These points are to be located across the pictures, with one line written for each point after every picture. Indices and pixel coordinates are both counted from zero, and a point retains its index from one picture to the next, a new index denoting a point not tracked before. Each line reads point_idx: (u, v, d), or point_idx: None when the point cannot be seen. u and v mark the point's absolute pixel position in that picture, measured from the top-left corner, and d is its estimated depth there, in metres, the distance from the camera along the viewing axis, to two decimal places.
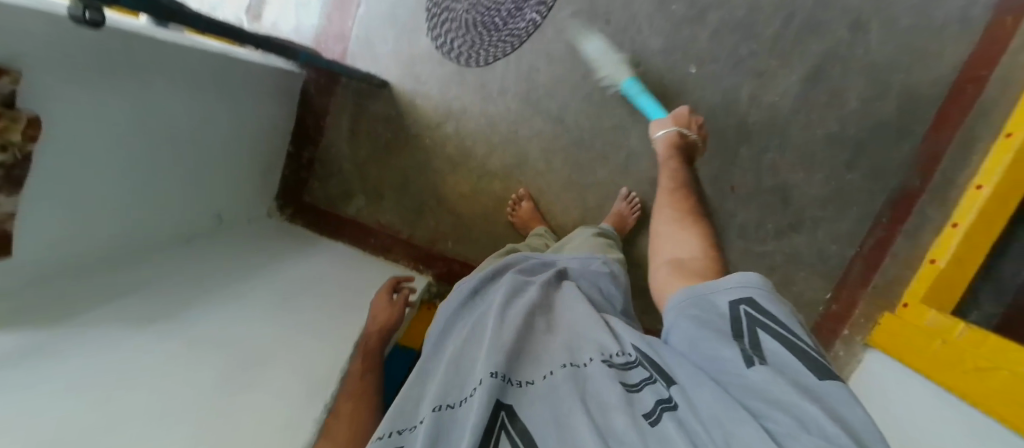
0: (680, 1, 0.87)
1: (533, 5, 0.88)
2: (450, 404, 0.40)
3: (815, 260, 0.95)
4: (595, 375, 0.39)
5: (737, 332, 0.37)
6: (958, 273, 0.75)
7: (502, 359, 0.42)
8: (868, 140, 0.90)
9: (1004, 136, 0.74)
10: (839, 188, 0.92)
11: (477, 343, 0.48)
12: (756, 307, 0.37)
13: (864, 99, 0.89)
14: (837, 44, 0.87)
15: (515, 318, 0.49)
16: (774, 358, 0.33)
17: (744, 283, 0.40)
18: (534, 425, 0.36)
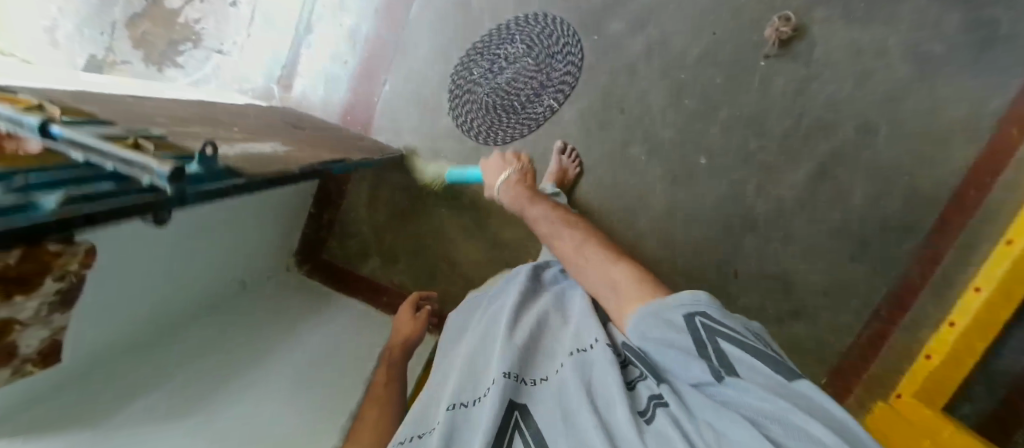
0: (693, 96, 0.89)
1: (551, 91, 0.91)
2: (466, 403, 0.48)
3: (815, 347, 0.96)
4: (596, 364, 0.46)
5: (698, 343, 0.40)
6: (952, 370, 0.78)
7: (516, 360, 0.50)
8: (872, 237, 0.91)
9: (1005, 242, 0.75)
10: (841, 280, 0.93)
11: (491, 347, 0.56)
12: (709, 317, 0.42)
13: (869, 197, 0.90)
14: (845, 144, 0.89)
15: (524, 327, 0.57)
16: (741, 364, 0.37)
17: (691, 296, 0.44)
18: (541, 421, 0.42)
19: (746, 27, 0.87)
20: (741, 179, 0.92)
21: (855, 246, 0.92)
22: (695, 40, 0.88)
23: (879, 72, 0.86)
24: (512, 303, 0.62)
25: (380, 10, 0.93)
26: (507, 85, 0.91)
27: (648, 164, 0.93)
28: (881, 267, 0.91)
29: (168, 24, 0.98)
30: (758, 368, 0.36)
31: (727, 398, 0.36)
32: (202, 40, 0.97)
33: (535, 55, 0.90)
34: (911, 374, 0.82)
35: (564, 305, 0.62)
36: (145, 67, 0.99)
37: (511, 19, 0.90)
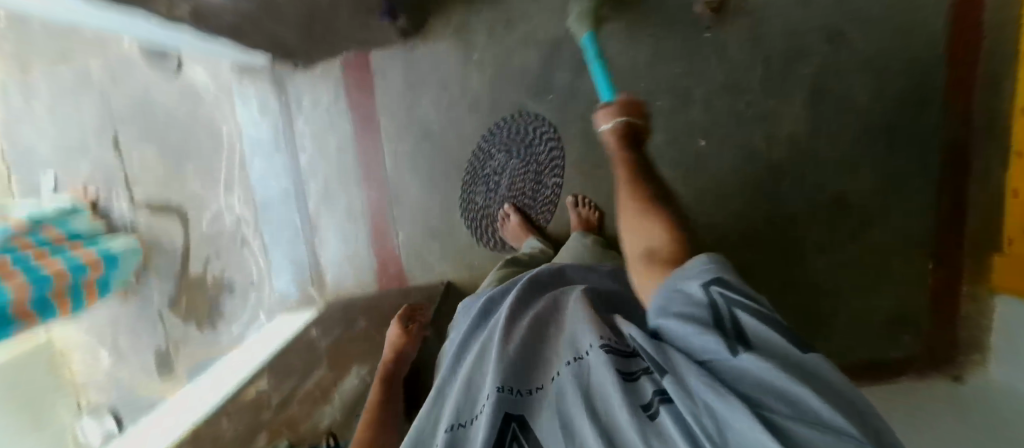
0: (663, 96, 0.90)
1: (550, 173, 0.94)
2: (462, 423, 0.38)
3: (902, 241, 0.96)
4: (596, 364, 0.35)
5: (714, 318, 0.32)
6: None
7: (510, 374, 0.39)
8: (897, 121, 0.91)
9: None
10: (893, 174, 0.93)
11: (485, 356, 0.44)
12: (725, 284, 0.33)
13: (871, 91, 0.90)
14: (822, 59, 0.88)
15: (522, 332, 0.45)
16: (756, 340, 0.30)
17: (707, 263, 0.35)
18: (545, 440, 0.32)
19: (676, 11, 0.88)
20: (746, 138, 0.92)
21: (886, 139, 0.92)
22: (637, 49, 0.89)
23: None
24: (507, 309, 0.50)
25: (363, 178, 0.97)
26: (508, 189, 0.96)
27: (657, 172, 0.94)
28: (919, 146, 0.92)
29: (201, 286, 1.07)
30: (780, 346, 0.29)
31: (743, 375, 0.28)
32: (234, 285, 1.05)
33: (519, 156, 0.94)
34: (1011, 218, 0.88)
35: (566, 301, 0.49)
36: (200, 332, 1.07)
37: (483, 134, 0.94)
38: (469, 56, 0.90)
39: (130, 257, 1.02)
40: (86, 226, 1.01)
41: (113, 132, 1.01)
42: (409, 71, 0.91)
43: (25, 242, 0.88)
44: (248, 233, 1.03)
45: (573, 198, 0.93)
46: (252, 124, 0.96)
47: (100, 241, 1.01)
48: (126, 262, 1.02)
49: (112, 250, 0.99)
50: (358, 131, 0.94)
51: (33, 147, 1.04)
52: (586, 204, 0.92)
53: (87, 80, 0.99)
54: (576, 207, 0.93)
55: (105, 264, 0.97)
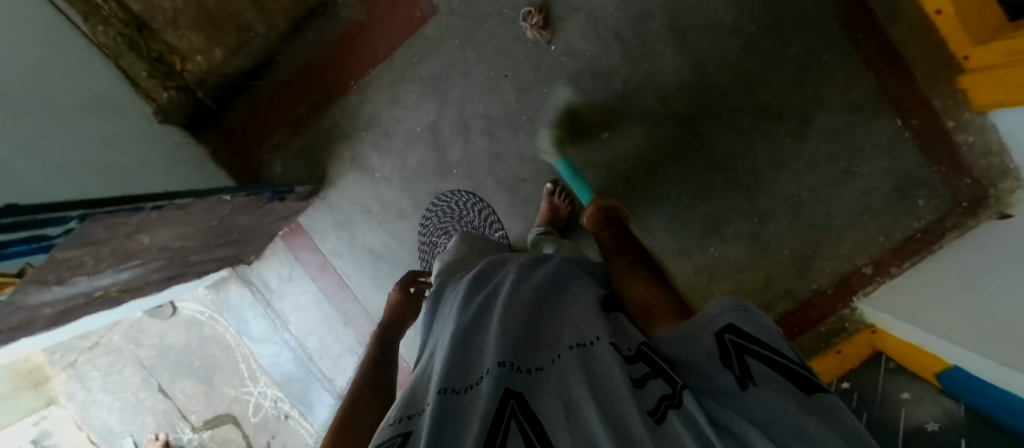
0: (547, 116, 0.93)
1: (491, 231, 0.97)
2: (457, 390, 0.36)
3: (852, 115, 0.89)
4: (603, 354, 0.36)
5: (725, 360, 0.33)
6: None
7: (508, 351, 0.39)
8: (771, 15, 0.88)
9: None
10: (799, 62, 0.88)
11: (481, 331, 0.45)
12: (741, 332, 0.34)
13: (729, 5, 0.88)
14: (668, 6, 0.88)
15: (521, 311, 0.46)
16: (765, 381, 0.30)
17: (731, 303, 0.36)
18: (543, 414, 0.32)
19: (512, 47, 0.91)
20: (642, 108, 0.92)
21: (775, 36, 0.88)
22: (500, 94, 0.93)
23: None
24: (505, 285, 0.52)
25: (347, 320, 1.04)
26: None
27: (581, 180, 0.95)
28: (808, 25, 0.87)
29: None
30: (786, 386, 0.29)
31: (745, 404, 0.29)
32: None
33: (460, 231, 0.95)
34: (950, 33, 0.80)
35: (564, 291, 0.53)
36: None
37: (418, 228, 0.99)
38: (372, 176, 0.98)
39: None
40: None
41: (156, 384, 1.20)
42: (335, 217, 1.00)
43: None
44: (287, 407, 1.14)
45: (550, 186, 0.93)
46: (245, 323, 1.09)
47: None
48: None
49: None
50: (323, 284, 1.04)
51: (107, 425, 1.22)
52: (561, 194, 0.92)
53: (120, 353, 1.21)
54: (554, 195, 0.92)
55: None
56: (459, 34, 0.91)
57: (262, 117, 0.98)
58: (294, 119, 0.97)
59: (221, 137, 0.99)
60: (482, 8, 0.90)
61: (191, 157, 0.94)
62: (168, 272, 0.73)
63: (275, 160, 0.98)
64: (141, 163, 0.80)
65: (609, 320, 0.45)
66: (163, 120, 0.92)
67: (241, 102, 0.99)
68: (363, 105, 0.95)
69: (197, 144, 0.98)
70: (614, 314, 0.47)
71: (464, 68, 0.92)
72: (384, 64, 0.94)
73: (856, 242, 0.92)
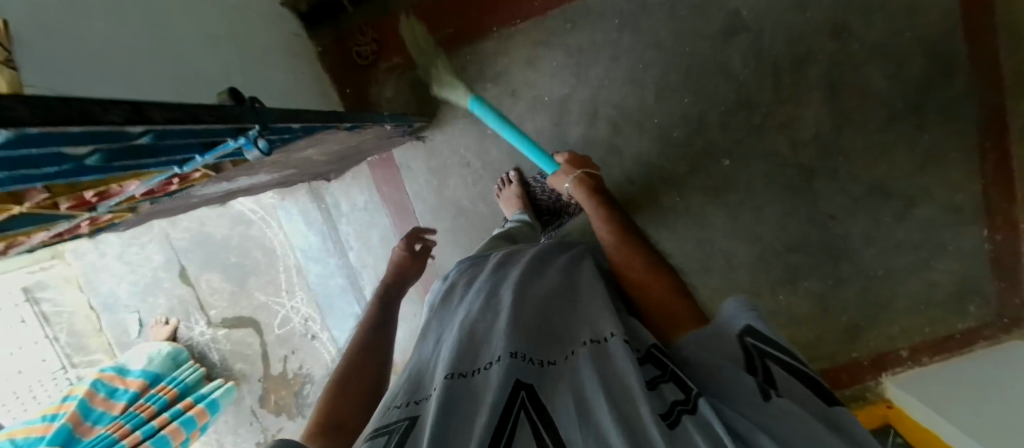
0: (678, 127, 0.91)
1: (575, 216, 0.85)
2: (464, 373, 0.34)
3: (949, 215, 0.93)
4: (616, 352, 0.33)
5: (747, 365, 0.32)
6: None
7: (522, 341, 0.36)
8: (920, 98, 0.89)
9: None
10: (923, 152, 0.91)
11: (494, 313, 0.42)
12: (761, 337, 0.34)
13: (887, 75, 0.88)
14: (834, 56, 0.87)
15: (537, 300, 0.43)
16: (783, 386, 0.30)
17: (744, 307, 0.37)
18: (554, 408, 0.29)
19: (669, 47, 0.88)
20: (768, 147, 0.92)
21: (912, 119, 0.90)
22: (641, 90, 0.90)
23: None
24: (514, 276, 0.48)
25: None
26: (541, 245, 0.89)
27: (687, 200, 0.96)
28: (949, 118, 0.89)
29: (285, 383, 1.14)
30: (808, 397, 0.29)
31: (782, 411, 0.26)
32: (313, 375, 1.12)
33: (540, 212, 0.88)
34: None
35: (577, 277, 0.48)
36: (293, 420, 1.15)
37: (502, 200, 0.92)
38: (483, 130, 0.93)
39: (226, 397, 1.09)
40: (189, 371, 1.08)
41: (179, 267, 1.11)
42: (431, 160, 0.96)
43: (147, 408, 0.96)
44: (317, 329, 1.10)
45: None
46: (301, 235, 1.04)
47: (198, 390, 1.08)
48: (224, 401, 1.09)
49: (209, 397, 1.06)
50: (396, 224, 0.99)
51: (115, 294, 1.13)
52: None
53: (147, 225, 1.09)
54: None
55: (208, 411, 1.04)
56: (622, 15, 0.87)
57: (384, 35, 0.89)
58: (421, 48, 0.89)
59: (336, 40, 0.90)
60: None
61: (303, 58, 0.84)
62: (287, 180, 0.71)
63: (387, 84, 0.91)
64: (267, 46, 0.72)
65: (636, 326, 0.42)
66: (286, 5, 0.82)
67: (368, 12, 0.89)
68: (499, 56, 0.89)
69: (308, 40, 0.88)
70: (633, 319, 0.43)
71: (613, 52, 0.88)
72: (535, 21, 0.88)
73: (907, 329, 0.99)
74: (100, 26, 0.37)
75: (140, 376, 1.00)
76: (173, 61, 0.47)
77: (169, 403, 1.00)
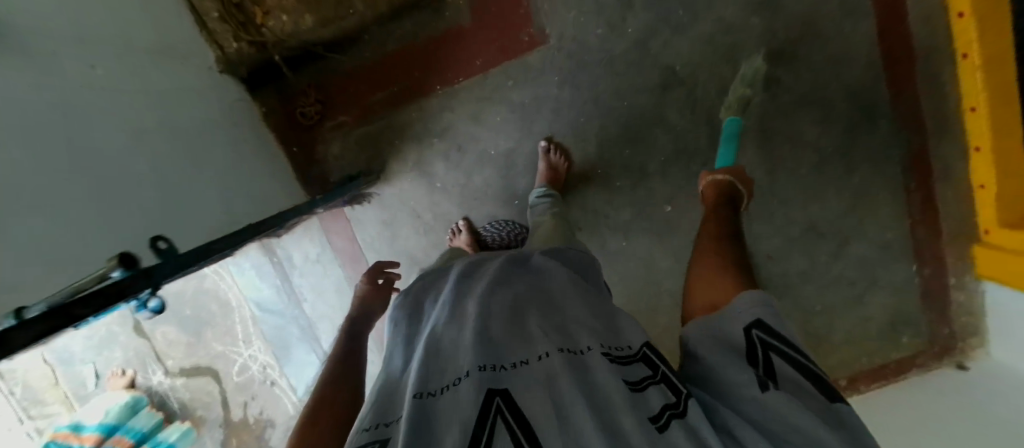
0: (620, 175, 0.94)
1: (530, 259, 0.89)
2: (432, 392, 0.31)
3: (881, 251, 0.98)
4: (595, 364, 0.32)
5: (750, 359, 0.32)
6: None
7: (491, 352, 0.35)
8: (849, 143, 0.93)
9: (960, 57, 0.84)
10: (853, 193, 0.95)
11: (461, 325, 0.40)
12: (769, 329, 0.32)
13: (817, 122, 0.92)
14: (765, 106, 0.91)
15: (506, 308, 0.42)
16: (787, 384, 0.29)
17: (757, 298, 0.34)
18: (533, 413, 0.27)
19: (608, 100, 0.90)
20: None
21: (843, 163, 0.94)
22: (584, 141, 0.92)
23: (743, 40, 0.87)
24: (484, 286, 0.46)
25: None
26: None
27: (634, 243, 0.98)
28: (877, 161, 0.93)
29: (247, 428, 1.13)
30: (811, 388, 0.29)
31: (767, 410, 0.28)
32: (274, 419, 1.12)
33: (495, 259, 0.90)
34: (982, 208, 0.90)
35: (551, 286, 0.47)
36: None
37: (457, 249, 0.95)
38: (431, 183, 0.94)
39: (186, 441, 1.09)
40: None
41: (135, 320, 1.10)
42: (382, 212, 0.97)
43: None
44: (276, 375, 1.10)
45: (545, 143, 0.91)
46: (254, 288, 1.04)
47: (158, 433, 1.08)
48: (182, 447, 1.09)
49: (166, 441, 1.07)
50: (350, 274, 1.00)
51: (68, 349, 1.11)
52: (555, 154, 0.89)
53: None
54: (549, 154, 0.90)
55: None
56: (561, 71, 0.89)
57: (329, 95, 0.91)
58: (366, 106, 0.91)
59: (280, 101, 0.91)
60: (593, 54, 0.88)
61: (241, 126, 0.83)
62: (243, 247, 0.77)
63: (334, 142, 0.92)
64: (203, 125, 0.71)
65: (604, 322, 0.42)
66: (224, 71, 0.82)
67: (311, 71, 0.90)
68: (443, 112, 0.91)
69: (251, 103, 0.89)
70: (602, 318, 0.43)
71: (555, 106, 0.90)
72: (476, 78, 0.89)
73: (848, 358, 1.03)
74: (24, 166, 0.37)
75: (95, 431, 0.97)
76: (98, 182, 0.46)
77: None
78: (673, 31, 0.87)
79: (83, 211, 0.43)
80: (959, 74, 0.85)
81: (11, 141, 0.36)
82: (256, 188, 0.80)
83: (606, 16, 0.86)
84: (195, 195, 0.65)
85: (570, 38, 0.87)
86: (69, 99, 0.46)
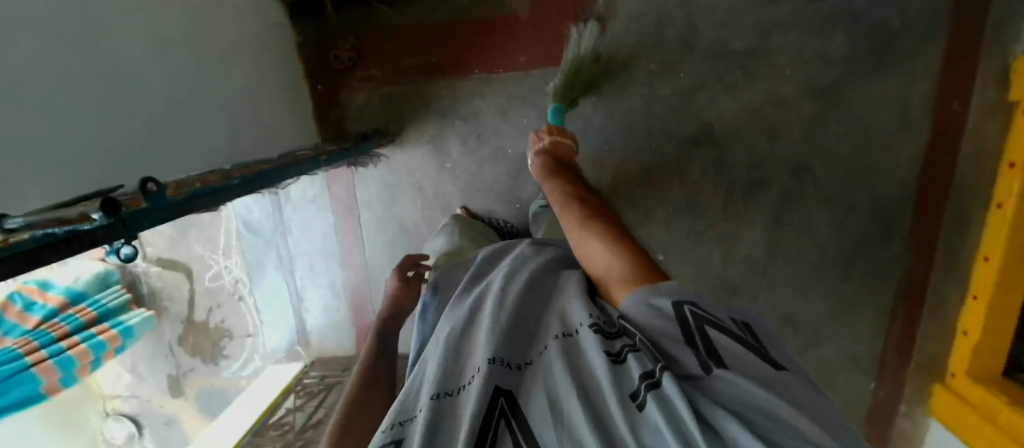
0: (625, 213, 0.94)
1: None
2: (450, 392, 0.32)
3: (847, 361, 0.99)
4: (585, 346, 0.31)
5: (684, 332, 0.31)
6: (997, 341, 0.79)
7: (501, 341, 0.34)
8: (855, 252, 0.92)
9: (995, 207, 0.76)
10: (841, 300, 0.96)
11: (474, 314, 0.40)
12: (699, 308, 0.33)
13: (833, 223, 0.91)
14: (787, 191, 0.89)
15: (515, 294, 0.40)
16: (729, 358, 0.28)
17: (641, 291, 0.36)
18: (532, 417, 0.28)
19: (637, 137, 0.89)
20: (704, 255, 0.95)
21: (842, 269, 0.94)
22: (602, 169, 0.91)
23: (789, 120, 0.85)
24: (499, 271, 0.45)
25: (344, 263, 1.05)
26: None
27: None
28: (875, 277, 0.93)
29: (205, 331, 1.17)
30: (756, 362, 0.28)
31: (721, 390, 0.26)
32: (233, 332, 1.16)
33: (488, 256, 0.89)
34: (956, 353, 0.85)
35: (560, 270, 0.46)
36: (206, 365, 1.19)
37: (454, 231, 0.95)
38: (442, 163, 0.94)
39: (145, 328, 1.16)
40: (113, 295, 1.15)
41: None
42: (387, 175, 0.97)
43: (59, 328, 1.06)
44: (245, 292, 1.13)
45: None
46: (244, 207, 1.03)
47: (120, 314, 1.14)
48: (141, 332, 1.16)
49: (126, 324, 1.12)
50: (341, 223, 1.02)
51: None
52: None
53: None
54: None
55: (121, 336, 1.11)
56: (601, 94, 0.87)
57: (366, 44, 0.88)
58: (399, 67, 0.89)
59: (318, 35, 0.89)
60: (638, 87, 0.86)
61: (273, 52, 0.82)
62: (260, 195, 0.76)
63: (359, 92, 0.91)
64: (232, 49, 0.70)
65: (619, 313, 0.40)
66: None
67: (357, 17, 0.87)
68: (474, 98, 0.89)
69: (289, 29, 0.87)
70: (619, 307, 0.41)
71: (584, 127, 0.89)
72: (515, 74, 0.87)
73: None
74: (50, 76, 0.37)
75: (60, 294, 1.09)
76: (114, 96, 0.46)
77: (83, 324, 1.09)
78: (725, 90, 0.85)
79: (99, 125, 0.44)
80: (987, 221, 0.77)
81: (33, 48, 0.36)
82: (270, 117, 0.80)
83: (663, 54, 0.84)
84: (208, 109, 0.64)
85: (620, 65, 0.85)
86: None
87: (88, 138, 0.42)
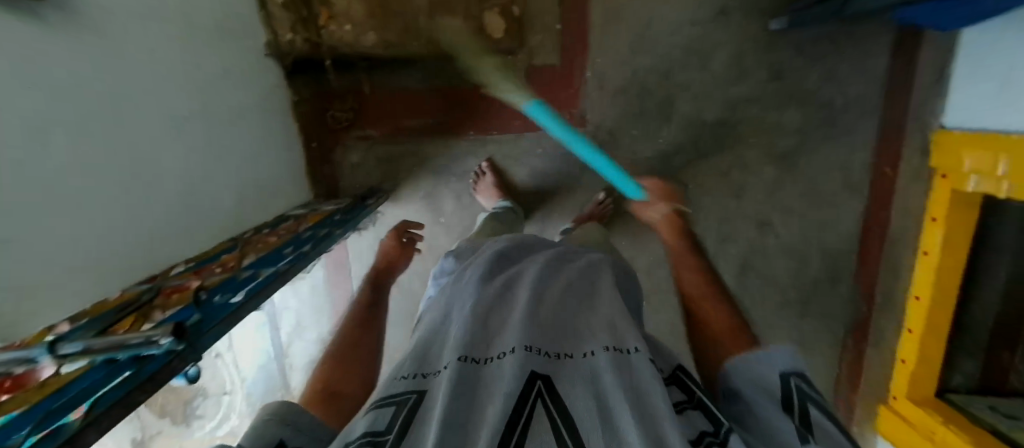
0: None
1: None
2: (476, 359, 0.33)
3: None
4: (641, 369, 0.32)
5: (788, 402, 0.37)
6: (927, 366, 0.94)
7: (537, 334, 0.35)
8: (810, 293, 1.03)
9: (922, 253, 0.91)
10: (800, 336, 1.06)
11: (506, 307, 0.41)
12: (806, 384, 0.39)
13: (792, 268, 1.01)
14: (751, 243, 1.00)
15: (554, 296, 0.41)
16: (822, 433, 0.34)
17: (788, 352, 0.42)
18: (574, 407, 0.27)
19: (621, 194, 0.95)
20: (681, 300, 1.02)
21: (801, 308, 1.04)
22: None
23: (752, 181, 0.95)
24: (531, 269, 0.47)
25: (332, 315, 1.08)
26: None
27: None
28: (828, 315, 1.05)
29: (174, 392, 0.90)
30: (842, 442, 0.33)
31: None
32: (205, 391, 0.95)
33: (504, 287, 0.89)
34: (897, 377, 0.99)
35: (598, 283, 0.46)
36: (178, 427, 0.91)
37: None
38: (436, 218, 0.96)
39: None
40: None
41: None
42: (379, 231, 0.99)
43: None
44: (222, 347, 0.96)
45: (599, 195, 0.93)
46: None
47: None
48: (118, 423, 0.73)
49: None
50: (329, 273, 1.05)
51: None
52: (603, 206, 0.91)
53: None
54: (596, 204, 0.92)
55: None
56: None
57: (365, 106, 0.91)
58: (396, 127, 0.91)
59: (314, 94, 0.90)
60: (622, 149, 0.93)
61: (272, 112, 0.82)
62: None
63: (354, 150, 0.92)
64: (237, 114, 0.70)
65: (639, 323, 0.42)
66: (270, 56, 0.81)
67: (352, 79, 0.89)
68: (468, 157, 0.93)
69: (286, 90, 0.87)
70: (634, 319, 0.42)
71: (572, 185, 0.95)
72: (509, 135, 0.92)
73: None
74: (75, 189, 0.38)
75: None
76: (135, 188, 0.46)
77: None
78: (698, 156, 0.94)
79: (124, 220, 0.44)
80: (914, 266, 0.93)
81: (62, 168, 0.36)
82: (269, 175, 0.79)
83: (644, 121, 0.92)
84: (222, 180, 0.65)
85: (606, 130, 0.92)
86: (123, 87, 0.45)
87: (107, 230, 0.42)
